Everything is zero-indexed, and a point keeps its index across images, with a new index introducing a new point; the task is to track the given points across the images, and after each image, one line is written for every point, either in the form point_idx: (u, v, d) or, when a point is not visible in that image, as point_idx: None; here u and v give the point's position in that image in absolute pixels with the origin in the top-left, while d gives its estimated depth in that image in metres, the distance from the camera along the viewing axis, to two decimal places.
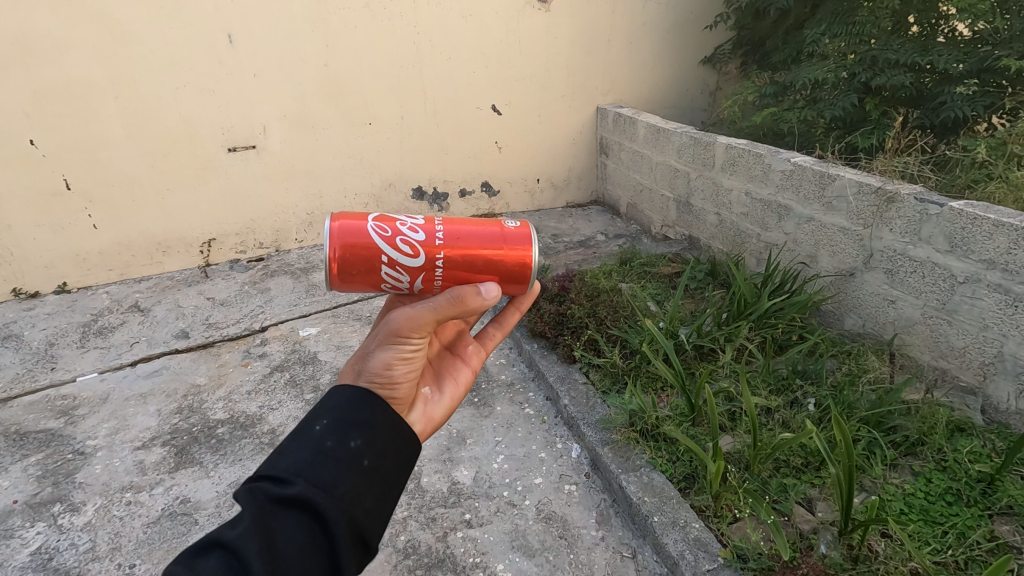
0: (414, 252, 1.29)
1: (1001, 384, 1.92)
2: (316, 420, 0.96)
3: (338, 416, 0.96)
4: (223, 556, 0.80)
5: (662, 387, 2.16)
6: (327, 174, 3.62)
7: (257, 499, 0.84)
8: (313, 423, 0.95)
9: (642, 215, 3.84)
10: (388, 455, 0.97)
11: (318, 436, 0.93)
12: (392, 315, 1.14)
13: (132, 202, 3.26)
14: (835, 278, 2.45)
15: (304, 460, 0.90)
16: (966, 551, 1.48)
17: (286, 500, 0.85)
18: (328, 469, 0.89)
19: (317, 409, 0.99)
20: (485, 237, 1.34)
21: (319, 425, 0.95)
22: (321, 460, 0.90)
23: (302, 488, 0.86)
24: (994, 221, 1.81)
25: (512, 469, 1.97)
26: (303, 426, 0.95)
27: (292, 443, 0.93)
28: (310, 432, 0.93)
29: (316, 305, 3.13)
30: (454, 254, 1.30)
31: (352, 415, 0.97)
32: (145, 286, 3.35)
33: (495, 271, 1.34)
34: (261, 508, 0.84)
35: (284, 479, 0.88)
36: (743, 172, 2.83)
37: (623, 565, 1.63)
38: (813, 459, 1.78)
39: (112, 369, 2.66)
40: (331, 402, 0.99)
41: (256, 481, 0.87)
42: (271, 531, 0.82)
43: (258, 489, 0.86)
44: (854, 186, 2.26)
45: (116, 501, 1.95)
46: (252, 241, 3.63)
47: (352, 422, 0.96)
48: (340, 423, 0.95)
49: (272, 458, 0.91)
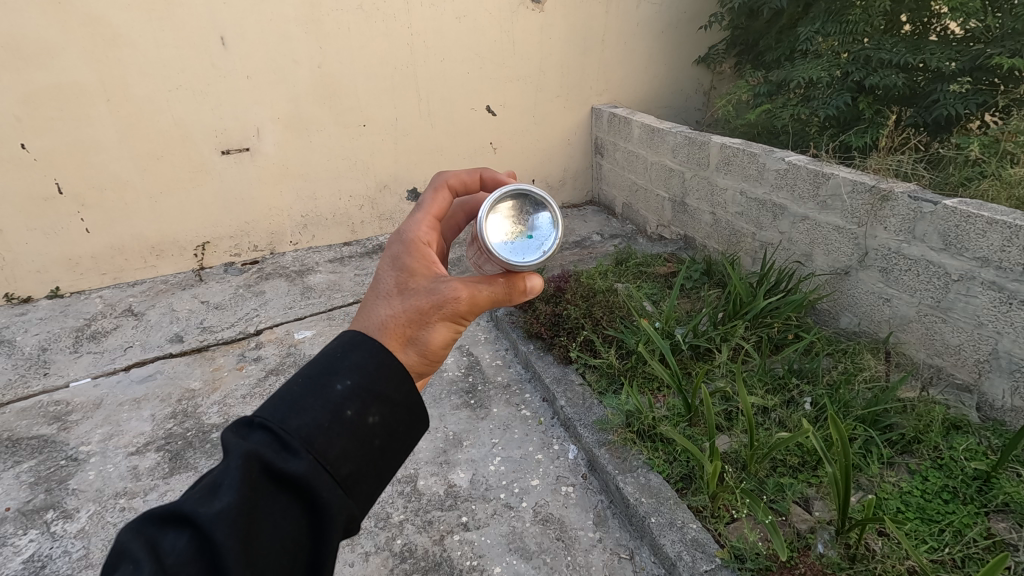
0: None
1: (996, 381, 1.92)
2: (337, 378, 0.81)
3: (362, 382, 0.82)
4: (193, 534, 0.68)
5: (658, 388, 2.16)
6: (321, 175, 3.61)
7: (251, 469, 0.71)
8: (332, 380, 0.81)
9: (637, 214, 3.84)
10: (401, 438, 0.85)
11: (335, 399, 0.79)
12: (458, 288, 1.00)
13: (124, 205, 3.23)
14: (829, 276, 2.46)
15: (316, 427, 0.76)
16: (963, 548, 1.48)
17: (285, 477, 0.72)
18: (340, 448, 0.76)
19: (337, 361, 0.84)
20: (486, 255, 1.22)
21: (340, 386, 0.81)
22: (334, 433, 0.76)
23: (307, 468, 0.73)
24: (988, 218, 1.82)
25: (509, 471, 1.96)
26: (321, 380, 0.81)
27: (305, 399, 0.78)
28: (329, 392, 0.79)
29: (311, 308, 3.12)
30: None
31: (376, 384, 0.83)
32: (139, 289, 3.34)
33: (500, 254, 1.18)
34: (253, 482, 0.71)
35: (286, 447, 0.74)
36: (737, 172, 2.83)
37: (620, 566, 1.62)
38: (810, 459, 1.78)
39: (105, 374, 2.64)
40: (355, 358, 0.85)
41: (255, 444, 0.73)
42: (258, 510, 0.70)
43: (256, 456, 0.72)
44: (848, 184, 2.27)
45: (109, 508, 1.94)
46: (247, 244, 3.62)
47: (376, 393, 0.82)
48: (363, 390, 0.82)
49: (276, 413, 0.77)
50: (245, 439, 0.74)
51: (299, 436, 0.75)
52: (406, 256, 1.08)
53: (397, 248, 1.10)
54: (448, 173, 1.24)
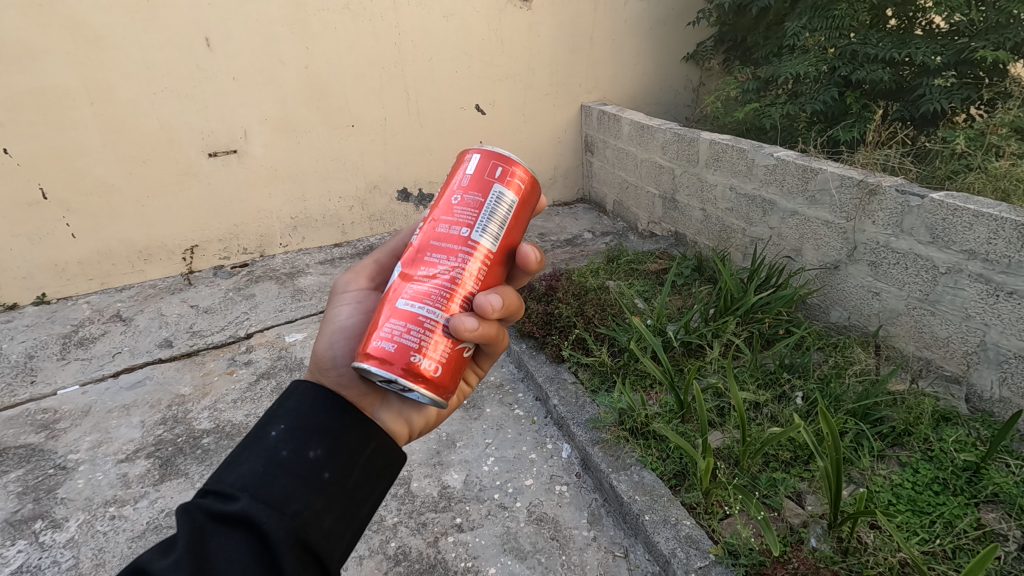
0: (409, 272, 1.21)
1: (984, 372, 1.93)
2: (271, 426, 0.92)
3: (296, 423, 0.92)
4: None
5: (651, 385, 2.16)
6: (310, 176, 3.58)
7: (191, 520, 0.78)
8: (267, 430, 0.92)
9: (628, 212, 3.84)
10: (354, 466, 0.93)
11: (270, 443, 0.89)
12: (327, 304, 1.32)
13: (110, 210, 3.20)
14: (819, 271, 2.46)
15: (251, 472, 0.85)
16: (954, 540, 1.49)
17: (226, 518, 0.79)
18: (279, 485, 0.84)
19: (276, 413, 0.95)
20: None
21: (274, 432, 0.91)
22: (272, 472, 0.85)
23: (246, 506, 0.80)
24: (974, 211, 1.83)
25: (503, 472, 1.95)
26: (257, 432, 0.91)
27: (242, 454, 0.88)
28: (264, 439, 0.89)
29: (301, 311, 3.10)
30: None
31: (311, 422, 0.93)
32: (127, 294, 3.31)
33: None
34: (194, 530, 0.77)
35: (225, 498, 0.82)
36: (727, 167, 2.84)
37: (615, 564, 1.62)
38: (802, 453, 1.79)
39: (93, 381, 2.61)
40: (288, 405, 0.97)
41: (196, 502, 0.81)
42: (201, 554, 0.75)
43: (194, 508, 0.80)
44: (836, 179, 2.28)
45: (99, 516, 1.91)
46: (236, 246, 3.59)
47: (313, 430, 0.92)
48: (297, 430, 0.92)
49: (214, 474, 0.86)
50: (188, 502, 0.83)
51: (235, 485, 0.83)
52: None
53: None
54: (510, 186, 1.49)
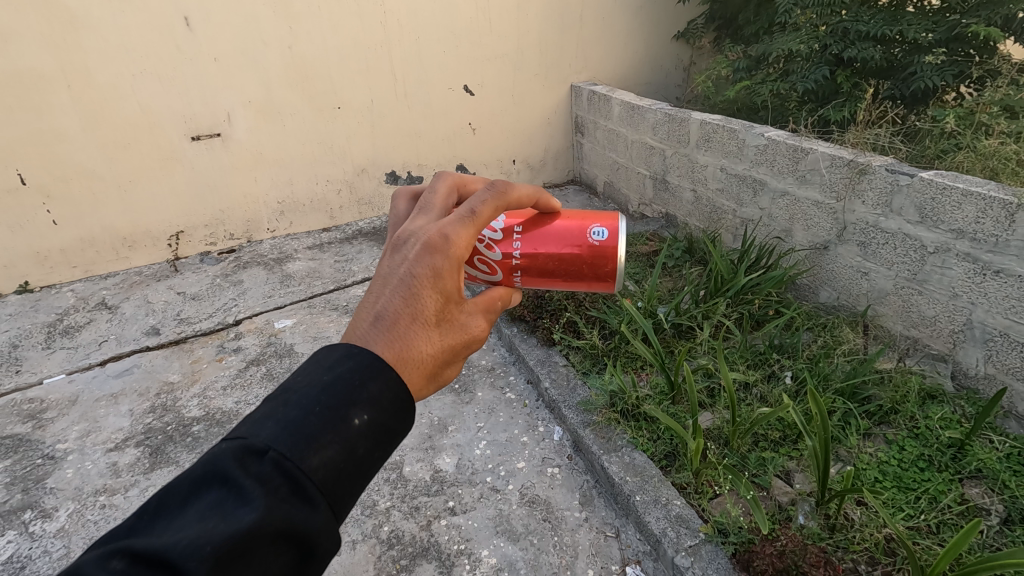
0: (491, 262, 1.31)
1: (970, 350, 1.95)
2: (357, 410, 0.77)
3: (380, 419, 0.79)
4: None
5: (642, 367, 2.16)
6: (296, 160, 3.52)
7: (262, 524, 0.65)
8: (352, 412, 0.77)
9: (619, 193, 3.82)
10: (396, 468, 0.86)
11: (354, 436, 0.75)
12: (484, 329, 1.06)
13: (93, 197, 3.13)
14: (809, 251, 2.47)
15: (332, 466, 0.72)
16: (938, 515, 1.52)
17: (294, 531, 0.67)
18: (349, 492, 0.74)
19: (361, 385, 0.79)
20: (562, 237, 1.35)
21: (358, 420, 0.77)
22: (348, 476, 0.74)
23: (322, 522, 0.69)
24: (963, 190, 1.83)
25: (495, 455, 1.96)
26: (339, 410, 0.76)
27: (320, 434, 0.73)
28: (349, 427, 0.75)
29: (291, 296, 3.09)
30: (528, 242, 1.33)
31: (391, 421, 0.81)
32: (113, 282, 3.26)
33: (556, 239, 1.34)
34: (260, 538, 0.64)
35: (298, 497, 0.69)
36: (717, 148, 2.82)
37: (606, 545, 1.63)
38: (791, 433, 1.80)
39: (80, 370, 2.59)
40: (377, 385, 0.80)
41: (261, 491, 0.66)
42: (257, 564, 0.65)
43: (266, 507, 0.66)
44: (827, 159, 2.27)
45: (89, 505, 1.90)
46: (222, 232, 3.54)
47: (387, 430, 0.81)
48: (379, 427, 0.79)
49: (293, 451, 0.70)
50: (249, 480, 0.67)
51: (313, 483, 0.70)
52: (454, 274, 0.97)
53: (449, 261, 0.96)
54: (611, 221, 1.37)
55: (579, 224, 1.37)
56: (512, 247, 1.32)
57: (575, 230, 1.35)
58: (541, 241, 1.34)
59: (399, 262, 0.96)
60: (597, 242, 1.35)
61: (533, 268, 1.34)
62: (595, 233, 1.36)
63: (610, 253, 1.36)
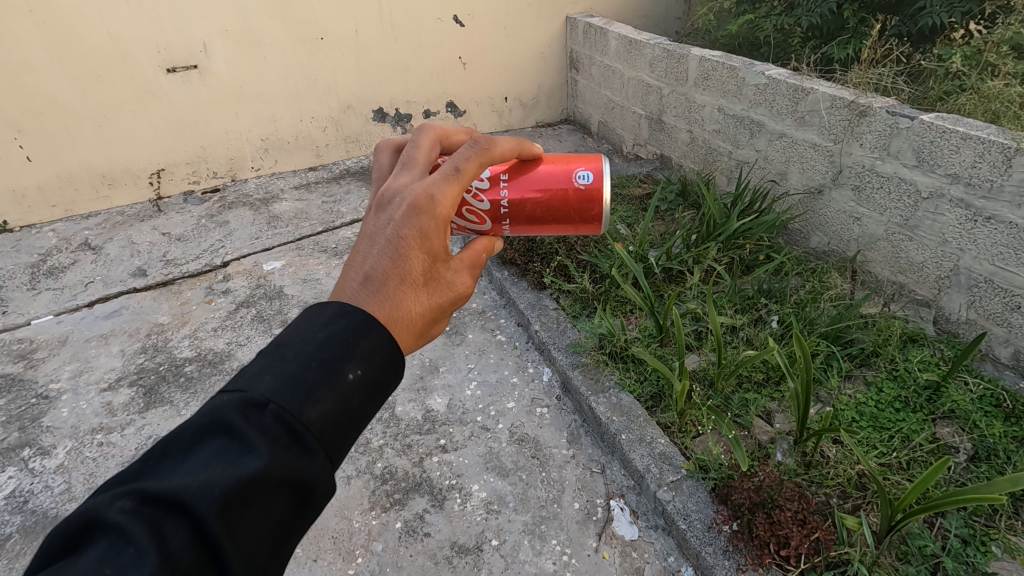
0: (480, 212, 1.29)
1: (954, 296, 1.98)
2: (350, 365, 0.77)
3: (373, 373, 0.79)
4: (189, 528, 0.62)
5: (631, 310, 2.18)
6: (279, 95, 3.38)
7: (266, 470, 0.66)
8: (345, 367, 0.76)
9: (614, 133, 3.73)
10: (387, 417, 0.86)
11: (347, 390, 0.76)
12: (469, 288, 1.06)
13: (67, 132, 3.00)
14: (803, 196, 2.44)
15: (329, 418, 0.73)
16: (909, 453, 1.59)
17: (294, 479, 0.68)
18: (346, 442, 0.75)
19: (352, 340, 0.79)
20: (549, 179, 1.32)
21: (351, 375, 0.76)
22: (344, 428, 0.75)
23: (321, 469, 0.71)
24: (963, 133, 1.80)
25: (486, 395, 2.00)
26: (334, 366, 0.75)
27: (317, 388, 0.73)
28: (344, 382, 0.75)
29: (278, 238, 3.04)
30: (515, 187, 1.30)
31: (383, 374, 0.81)
32: (95, 222, 3.18)
33: (543, 182, 1.31)
34: (266, 483, 0.66)
35: (298, 447, 0.69)
36: (716, 87, 2.73)
37: (592, 480, 1.70)
38: (774, 374, 1.85)
39: (68, 312, 2.57)
40: (369, 340, 0.80)
41: (265, 439, 0.67)
42: (263, 507, 0.66)
43: (269, 454, 0.67)
44: (827, 100, 2.21)
45: (87, 443, 1.94)
46: (205, 171, 3.43)
47: (378, 383, 0.81)
48: (372, 380, 0.79)
49: (291, 402, 0.70)
50: (250, 429, 0.67)
51: (311, 434, 0.71)
52: (440, 233, 0.96)
53: (437, 219, 0.95)
54: (595, 162, 1.34)
55: (564, 168, 1.33)
56: (499, 194, 1.29)
57: (562, 175, 1.32)
58: (528, 186, 1.30)
59: (385, 222, 0.95)
60: (582, 186, 1.33)
61: (521, 215, 1.31)
62: (581, 176, 1.33)
63: (595, 197, 1.34)
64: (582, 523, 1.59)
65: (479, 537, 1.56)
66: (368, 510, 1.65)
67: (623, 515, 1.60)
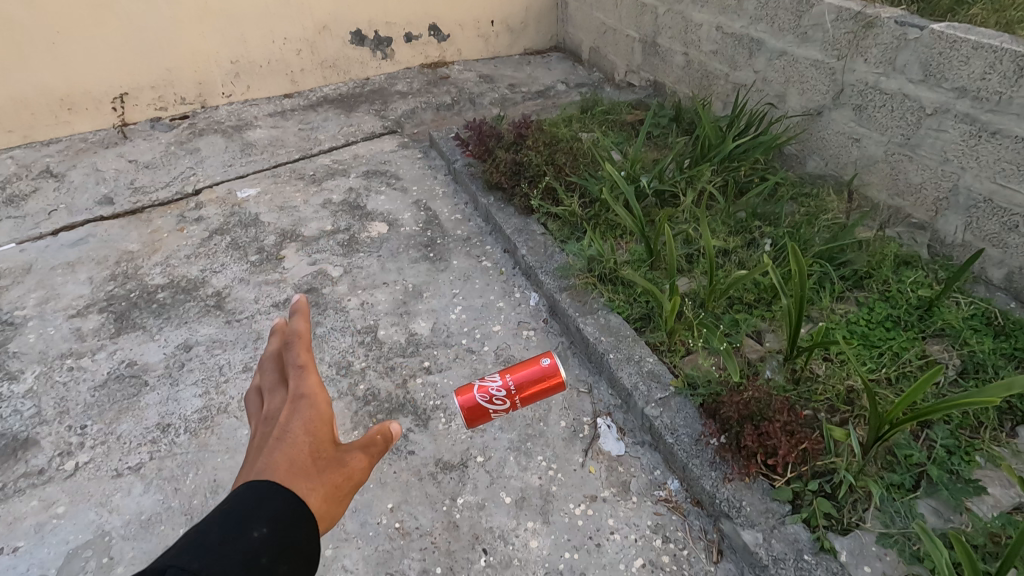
0: (502, 403, 1.46)
1: (950, 218, 1.93)
2: (252, 526, 0.66)
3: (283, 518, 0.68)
4: None
5: (621, 234, 2.11)
6: (248, 12, 3.15)
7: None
8: (247, 527, 0.66)
9: (605, 60, 3.55)
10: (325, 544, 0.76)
11: (254, 557, 0.64)
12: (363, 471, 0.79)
13: (17, 49, 2.75)
14: (801, 118, 2.34)
15: (271, 544, 0.67)
16: (899, 368, 1.57)
17: None
18: (302, 535, 0.69)
19: (249, 508, 0.68)
20: (531, 377, 1.45)
21: (255, 533, 0.66)
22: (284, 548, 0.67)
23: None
24: (974, 42, 1.71)
25: (471, 319, 1.95)
26: (236, 526, 0.66)
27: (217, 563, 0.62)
28: (243, 542, 0.65)
29: (253, 166, 2.89)
30: (517, 378, 1.45)
31: (295, 536, 0.69)
32: (55, 149, 2.97)
33: (531, 378, 1.45)
34: None
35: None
36: (715, 3, 2.58)
37: (579, 399, 1.68)
38: (766, 295, 1.81)
39: (32, 239, 2.44)
40: (272, 506, 0.69)
41: None
42: None
43: None
44: (833, 12, 2.09)
45: (57, 368, 1.86)
46: (172, 96, 3.21)
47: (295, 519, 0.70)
48: (290, 522, 0.69)
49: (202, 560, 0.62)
50: None
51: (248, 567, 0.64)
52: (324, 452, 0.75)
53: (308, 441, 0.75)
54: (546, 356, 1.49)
55: (532, 363, 1.47)
56: (506, 383, 1.45)
57: (535, 374, 1.46)
58: (523, 381, 1.45)
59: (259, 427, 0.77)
60: (548, 367, 1.47)
61: (528, 391, 1.45)
62: (548, 362, 1.48)
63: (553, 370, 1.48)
64: (568, 440, 1.57)
65: (464, 454, 1.54)
66: (351, 430, 1.62)
67: (610, 432, 1.58)
